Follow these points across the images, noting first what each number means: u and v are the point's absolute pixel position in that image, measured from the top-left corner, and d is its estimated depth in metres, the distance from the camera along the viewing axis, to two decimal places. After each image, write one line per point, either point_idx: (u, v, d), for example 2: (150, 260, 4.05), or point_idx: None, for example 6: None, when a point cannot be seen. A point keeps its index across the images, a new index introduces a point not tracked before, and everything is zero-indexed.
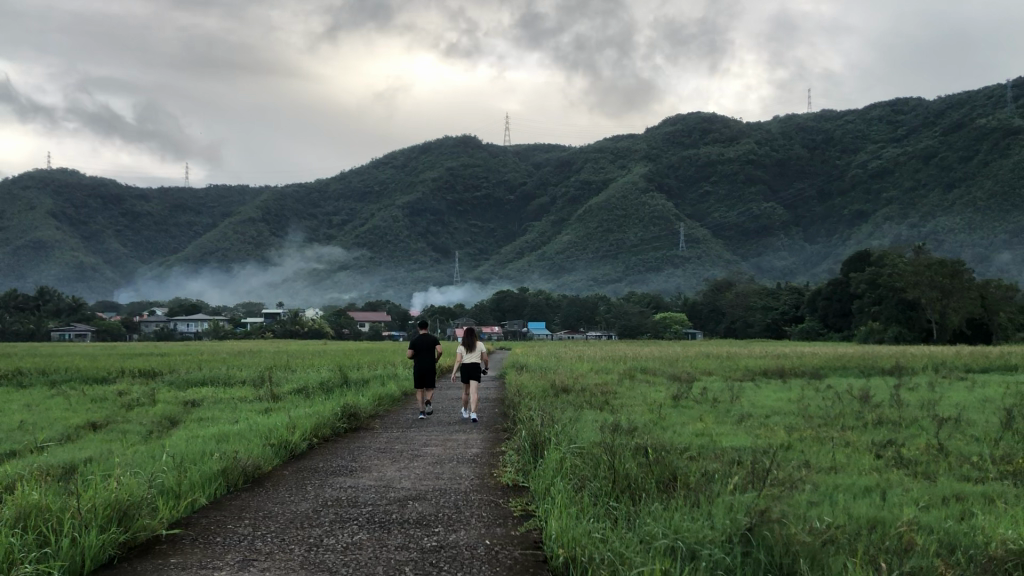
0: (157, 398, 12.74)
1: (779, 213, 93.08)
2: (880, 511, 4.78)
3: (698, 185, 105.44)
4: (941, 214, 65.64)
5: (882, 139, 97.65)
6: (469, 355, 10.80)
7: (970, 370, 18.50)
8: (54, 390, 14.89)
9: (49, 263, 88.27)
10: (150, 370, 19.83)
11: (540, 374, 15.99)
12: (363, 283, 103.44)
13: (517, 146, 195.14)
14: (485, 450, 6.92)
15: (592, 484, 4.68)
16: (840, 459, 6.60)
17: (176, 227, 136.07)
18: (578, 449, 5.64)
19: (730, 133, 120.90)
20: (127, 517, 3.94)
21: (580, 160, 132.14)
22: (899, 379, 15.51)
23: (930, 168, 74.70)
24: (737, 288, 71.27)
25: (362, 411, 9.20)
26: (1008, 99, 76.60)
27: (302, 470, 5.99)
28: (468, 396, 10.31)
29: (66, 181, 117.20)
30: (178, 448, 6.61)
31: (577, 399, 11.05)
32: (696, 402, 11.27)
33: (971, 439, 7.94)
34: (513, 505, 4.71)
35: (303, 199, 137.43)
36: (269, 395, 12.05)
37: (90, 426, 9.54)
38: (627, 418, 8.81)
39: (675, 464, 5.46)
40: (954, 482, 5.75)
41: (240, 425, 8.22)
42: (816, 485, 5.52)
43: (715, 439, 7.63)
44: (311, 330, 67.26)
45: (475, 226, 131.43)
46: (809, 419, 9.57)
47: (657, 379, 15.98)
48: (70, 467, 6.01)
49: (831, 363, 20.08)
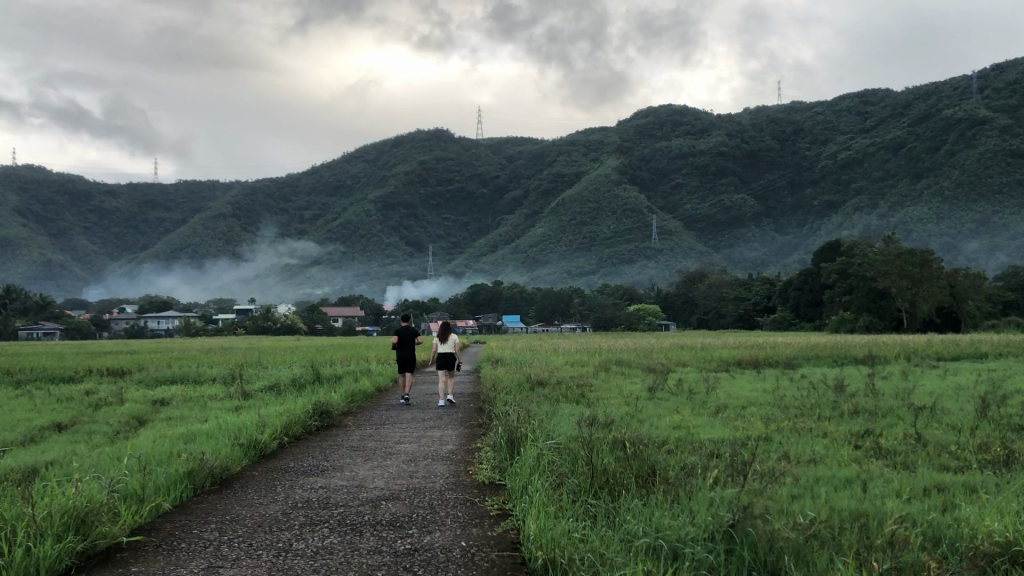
0: (126, 397, 12.49)
1: (751, 203, 93.53)
2: (863, 503, 4.72)
3: (670, 178, 105.90)
4: (909, 204, 66.43)
5: (850, 130, 98.52)
6: (445, 345, 10.82)
7: (942, 358, 18.66)
8: (20, 390, 14.60)
9: (15, 260, 87.01)
10: (119, 368, 19.60)
11: (515, 369, 15.93)
12: (336, 277, 102.96)
13: (489, 138, 194.79)
14: (460, 446, 6.82)
15: (570, 480, 4.58)
16: (818, 451, 6.52)
17: (146, 223, 134.69)
18: (555, 445, 5.51)
19: (701, 125, 121.61)
20: (86, 523, 3.76)
21: (553, 152, 132.17)
22: (873, 368, 15.56)
23: (898, 158, 75.42)
24: (710, 279, 71.71)
25: (335, 409, 9.02)
26: (973, 89, 77.56)
27: (273, 470, 5.83)
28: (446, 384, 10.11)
29: (33, 178, 115.72)
30: (145, 449, 6.40)
31: (553, 392, 10.96)
32: (671, 393, 11.22)
33: (948, 427, 7.89)
34: (488, 504, 4.58)
35: (275, 194, 136.55)
36: (240, 393, 11.84)
37: (56, 427, 9.29)
38: (603, 411, 8.72)
39: (653, 457, 5.35)
40: (934, 472, 5.70)
41: (210, 424, 8.04)
42: (796, 477, 5.46)
43: (692, 432, 7.55)
44: (283, 325, 66.84)
45: (449, 220, 131.28)
46: (784, 409, 9.58)
47: (635, 371, 15.86)
48: (30, 470, 5.81)
49: (805, 353, 20.15)
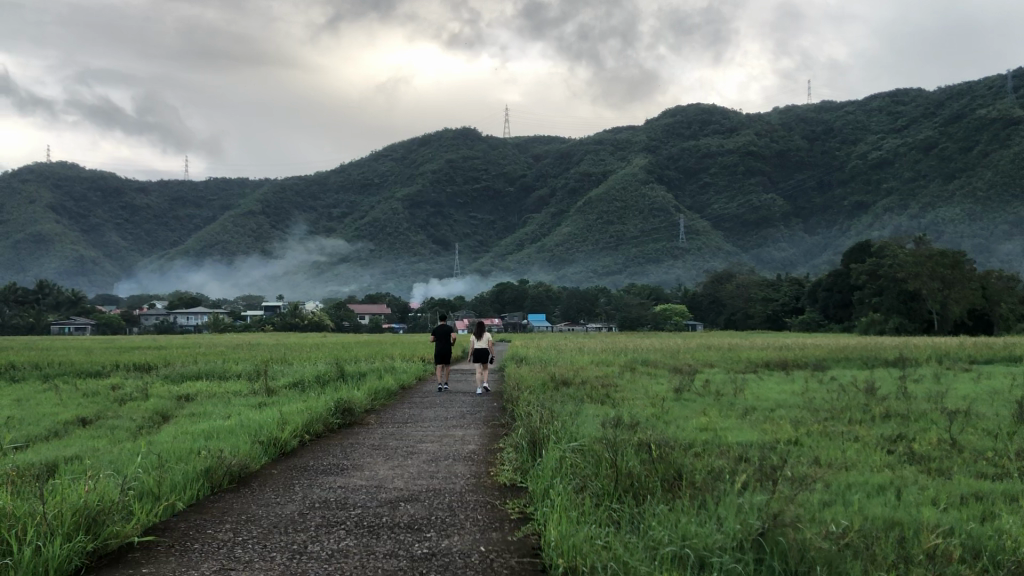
0: (150, 392, 12.46)
1: (780, 204, 92.64)
2: (897, 511, 4.55)
3: (698, 177, 105.41)
4: (941, 205, 65.40)
5: (881, 130, 97.16)
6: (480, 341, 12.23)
7: (975, 360, 18.35)
8: (47, 384, 14.68)
9: (49, 256, 88.52)
10: (144, 362, 19.78)
11: (539, 366, 16.00)
12: (363, 275, 103.34)
13: (516, 136, 194.99)
14: (482, 446, 6.72)
15: (593, 484, 4.43)
16: (851, 456, 6.31)
17: (177, 220, 136.17)
18: (578, 446, 5.35)
19: (730, 125, 120.90)
20: (97, 523, 3.69)
21: (580, 152, 131.93)
22: (904, 371, 15.25)
23: (930, 158, 74.10)
24: (738, 279, 71.09)
25: (357, 406, 8.92)
26: (1008, 89, 76.15)
27: (292, 468, 5.78)
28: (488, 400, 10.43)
29: (66, 175, 117.45)
30: (164, 444, 6.38)
31: (578, 392, 10.85)
32: (699, 394, 11.03)
33: (983, 432, 7.72)
34: (509, 507, 4.46)
35: (303, 191, 137.44)
36: (263, 389, 11.84)
37: (80, 421, 9.32)
38: (629, 412, 8.57)
39: (681, 459, 5.23)
40: (969, 480, 5.51)
41: (231, 420, 7.97)
42: (827, 483, 5.28)
43: (720, 434, 7.37)
44: (310, 323, 67.28)
45: (476, 219, 131.48)
46: (814, 412, 9.36)
47: (660, 370, 15.80)
48: (51, 467, 5.78)
49: (835, 354, 19.88)
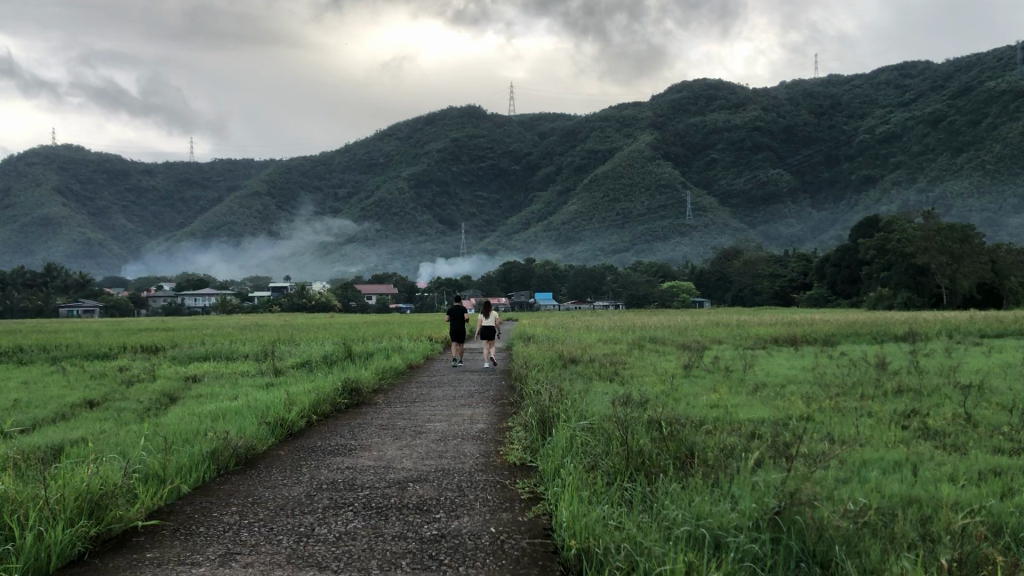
0: (158, 374, 12.44)
1: (787, 179, 92.18)
2: (915, 488, 4.46)
3: (704, 154, 104.92)
4: (948, 178, 64.87)
5: (889, 103, 96.28)
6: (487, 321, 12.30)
7: (985, 334, 18.17)
8: (53, 366, 14.66)
9: (56, 240, 88.80)
10: (152, 344, 19.75)
11: (547, 345, 15.92)
12: (369, 256, 103.27)
13: (522, 115, 194.01)
14: (491, 425, 6.65)
15: (604, 463, 4.36)
16: (863, 432, 6.23)
17: (183, 202, 136.36)
18: (588, 425, 5.27)
19: (736, 101, 120.19)
20: (99, 508, 3.62)
21: (586, 129, 131.39)
22: (915, 346, 15.16)
23: (938, 131, 73.34)
24: (746, 256, 70.86)
25: (364, 385, 8.85)
26: (1018, 61, 75.52)
27: (299, 449, 5.71)
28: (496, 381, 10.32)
29: (72, 158, 117.43)
30: (172, 427, 6.31)
31: (587, 370, 10.83)
32: (707, 371, 10.96)
33: (995, 407, 7.63)
34: (519, 487, 4.39)
35: (309, 171, 137.25)
36: (271, 369, 11.82)
37: (88, 404, 9.29)
38: (639, 390, 8.50)
39: (691, 436, 5.14)
40: (986, 455, 5.41)
41: (239, 401, 7.92)
42: (843, 460, 5.19)
43: (731, 411, 7.30)
44: (318, 303, 67.39)
45: (482, 197, 131.28)
46: (826, 387, 9.26)
47: (668, 348, 15.72)
48: (57, 450, 5.72)
49: (845, 329, 19.73)
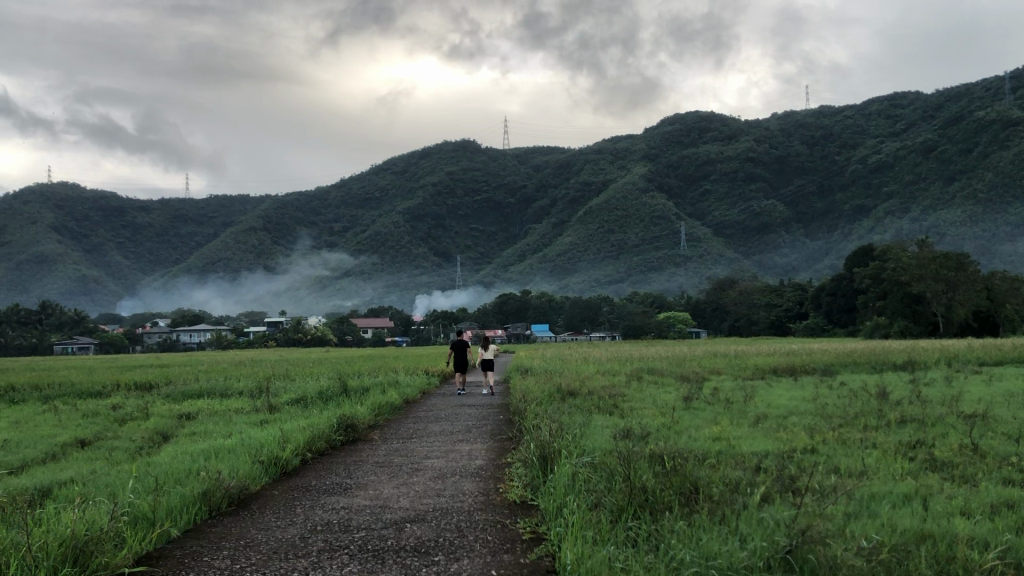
0: (152, 411, 12.22)
1: (780, 209, 92.54)
2: (927, 521, 4.34)
3: (698, 185, 105.48)
4: (941, 208, 64.99)
5: (880, 134, 96.86)
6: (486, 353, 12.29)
7: (983, 363, 18.02)
8: (46, 405, 14.35)
9: (52, 276, 88.54)
10: (145, 381, 19.46)
11: (546, 377, 15.74)
12: (365, 289, 103.06)
13: (516, 150, 194.91)
14: (489, 462, 6.49)
15: (609, 499, 4.22)
16: (871, 464, 6.09)
17: (179, 238, 136.28)
18: (590, 461, 5.15)
19: (728, 132, 121.04)
20: (85, 554, 3.47)
21: (580, 162, 132.09)
22: (913, 375, 14.97)
23: (929, 161, 73.74)
24: (741, 286, 70.88)
25: (360, 421, 8.70)
26: (1006, 90, 76.12)
27: (292, 488, 5.57)
28: (493, 418, 10.00)
29: (69, 195, 117.43)
30: (162, 466, 6.17)
31: (584, 402, 10.68)
32: (708, 403, 10.80)
33: (1002, 437, 7.46)
34: (520, 526, 4.26)
35: (304, 207, 137.41)
36: (265, 406, 11.58)
37: (79, 444, 9.11)
38: (638, 423, 8.36)
39: (695, 472, 5.02)
40: (994, 487, 5.29)
41: (232, 439, 7.77)
42: (852, 493, 5.06)
43: (733, 444, 7.16)
44: (314, 337, 66.97)
45: (477, 230, 131.50)
46: (829, 418, 9.10)
47: (666, 379, 15.49)
48: (46, 491, 5.59)
49: (843, 359, 19.61)
